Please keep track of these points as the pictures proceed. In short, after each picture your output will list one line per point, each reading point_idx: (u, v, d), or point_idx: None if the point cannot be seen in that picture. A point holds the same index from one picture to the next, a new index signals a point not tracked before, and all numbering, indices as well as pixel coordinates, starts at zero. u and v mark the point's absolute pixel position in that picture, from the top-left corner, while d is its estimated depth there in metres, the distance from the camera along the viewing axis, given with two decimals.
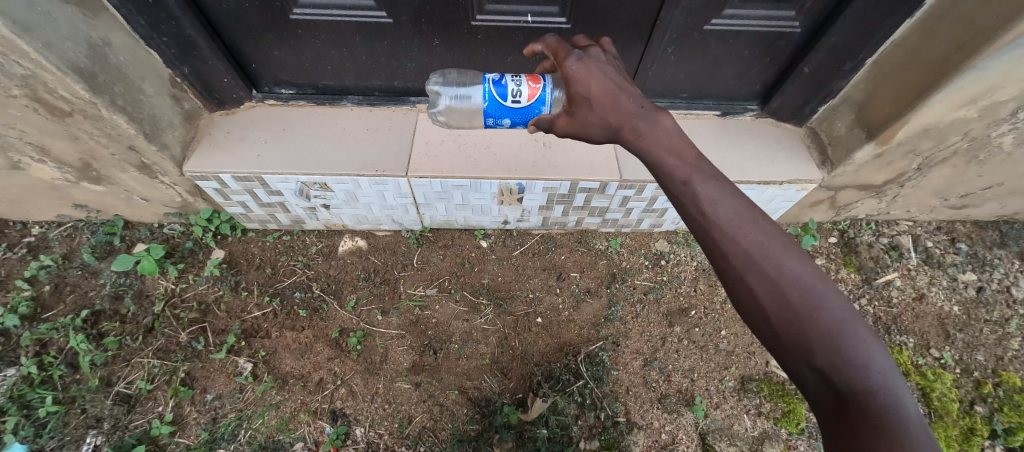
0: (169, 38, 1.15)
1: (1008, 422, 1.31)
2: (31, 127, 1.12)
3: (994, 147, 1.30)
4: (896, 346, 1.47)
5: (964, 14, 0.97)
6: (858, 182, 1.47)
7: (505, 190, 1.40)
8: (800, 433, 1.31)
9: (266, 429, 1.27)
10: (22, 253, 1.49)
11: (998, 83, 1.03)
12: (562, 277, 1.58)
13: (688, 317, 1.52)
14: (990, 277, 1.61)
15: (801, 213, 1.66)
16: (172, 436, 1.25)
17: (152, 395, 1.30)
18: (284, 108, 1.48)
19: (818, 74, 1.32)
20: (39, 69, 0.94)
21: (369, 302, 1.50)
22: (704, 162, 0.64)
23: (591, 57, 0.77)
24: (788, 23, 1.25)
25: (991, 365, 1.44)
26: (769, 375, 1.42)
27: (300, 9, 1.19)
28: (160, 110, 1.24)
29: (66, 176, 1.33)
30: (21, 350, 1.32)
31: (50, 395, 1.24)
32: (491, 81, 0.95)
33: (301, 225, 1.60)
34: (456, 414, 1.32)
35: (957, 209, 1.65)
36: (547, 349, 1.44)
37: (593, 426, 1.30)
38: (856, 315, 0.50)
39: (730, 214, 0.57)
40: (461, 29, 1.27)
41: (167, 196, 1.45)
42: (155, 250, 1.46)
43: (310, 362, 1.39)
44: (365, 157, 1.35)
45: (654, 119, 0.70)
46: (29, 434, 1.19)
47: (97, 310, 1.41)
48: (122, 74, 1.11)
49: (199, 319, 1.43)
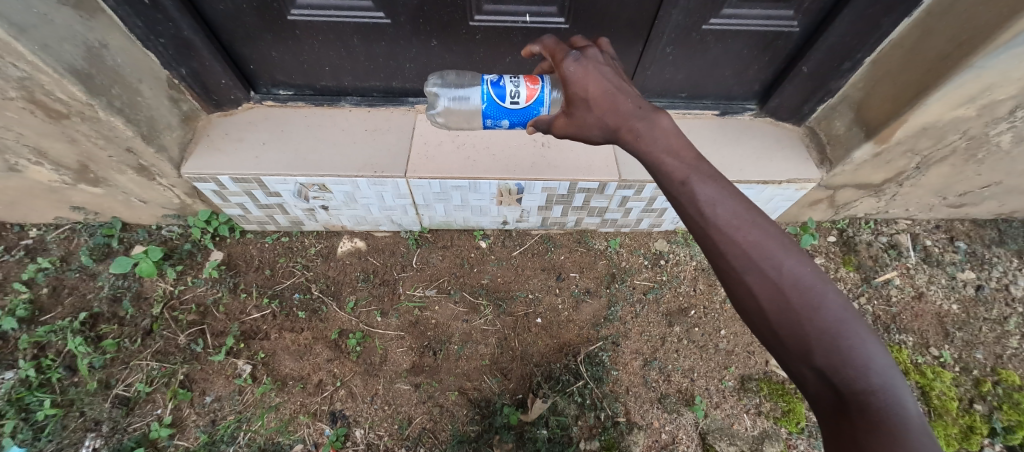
0: (166, 40, 1.15)
1: (1008, 420, 1.31)
2: (28, 129, 1.11)
3: (993, 146, 1.30)
4: (896, 345, 1.47)
5: (963, 13, 0.97)
6: (856, 182, 1.47)
7: (504, 190, 1.40)
8: (800, 432, 1.31)
9: (266, 431, 1.27)
10: (19, 255, 1.49)
11: (997, 82, 1.03)
12: (562, 277, 1.57)
13: (688, 316, 1.52)
14: (988, 275, 1.61)
15: (801, 212, 1.66)
16: (171, 438, 1.24)
17: (151, 397, 1.30)
18: (283, 109, 1.47)
19: (816, 73, 1.32)
20: (36, 71, 0.94)
21: (368, 304, 1.50)
22: (702, 162, 0.64)
23: (588, 58, 0.77)
24: (786, 22, 1.25)
25: (989, 364, 1.44)
26: (769, 375, 1.42)
27: (298, 10, 1.19)
28: (158, 111, 1.24)
29: (63, 178, 1.33)
30: (20, 353, 1.31)
31: (48, 398, 1.24)
32: (489, 82, 0.94)
33: (300, 226, 1.60)
34: (456, 415, 1.32)
35: (956, 208, 1.66)
36: (547, 349, 1.44)
37: (593, 427, 1.30)
38: (856, 314, 0.49)
39: (728, 214, 0.57)
40: (460, 29, 1.27)
41: (165, 198, 1.44)
42: (154, 252, 1.46)
43: (310, 363, 1.38)
44: (363, 158, 1.35)
45: (652, 119, 0.69)
46: (28, 437, 1.19)
47: (95, 312, 1.40)
48: (120, 76, 1.11)
49: (198, 321, 1.42)
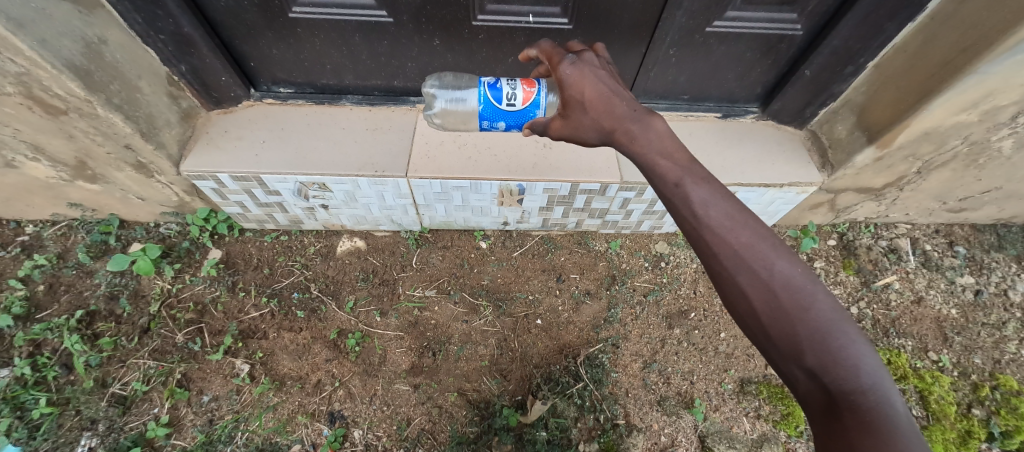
0: (166, 36, 1.14)
1: (1006, 425, 1.32)
2: (26, 126, 1.10)
3: (994, 151, 1.30)
4: (894, 349, 1.48)
5: (967, 17, 0.96)
6: (856, 186, 1.48)
7: (506, 191, 1.39)
8: (798, 435, 1.31)
9: (264, 432, 1.27)
10: (15, 252, 1.48)
11: (999, 88, 1.02)
12: (562, 279, 1.57)
13: (688, 319, 1.52)
14: (987, 280, 1.61)
15: (801, 215, 1.67)
16: (167, 438, 1.23)
17: (148, 396, 1.29)
18: (282, 108, 1.47)
19: (819, 77, 1.32)
20: (33, 66, 0.92)
21: (367, 304, 1.49)
22: (696, 164, 0.63)
23: (585, 62, 0.77)
24: (789, 25, 1.25)
25: (988, 368, 1.44)
26: (768, 378, 1.42)
27: (300, 8, 1.18)
28: (156, 108, 1.22)
29: (60, 175, 1.31)
30: (15, 351, 1.30)
31: (43, 396, 1.23)
32: (485, 83, 0.94)
33: (300, 225, 1.59)
34: (455, 416, 1.31)
35: (955, 213, 1.66)
36: (547, 351, 1.43)
37: (593, 429, 1.30)
38: (846, 315, 0.49)
39: (720, 215, 0.56)
40: (462, 29, 1.26)
41: (164, 196, 1.43)
42: (152, 250, 1.46)
43: (308, 363, 1.38)
44: (364, 157, 1.34)
45: (646, 122, 0.68)
46: (23, 436, 1.18)
47: (92, 310, 1.39)
48: (119, 72, 1.10)
49: (196, 319, 1.41)
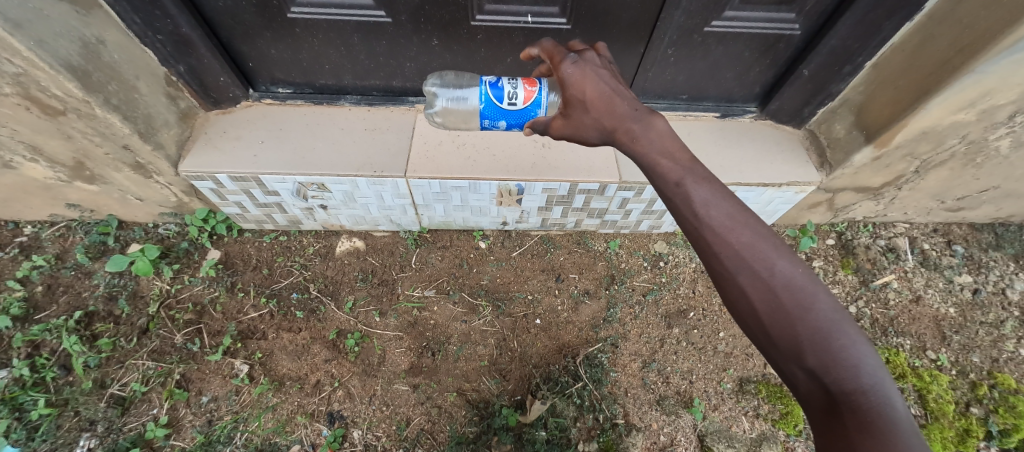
0: (164, 36, 1.14)
1: (1004, 423, 1.32)
2: (24, 126, 1.10)
3: (992, 151, 1.30)
4: (893, 348, 1.48)
5: (964, 17, 0.97)
6: (855, 185, 1.48)
7: (504, 191, 1.39)
8: (797, 434, 1.31)
9: (263, 432, 1.26)
10: (13, 252, 1.48)
11: (997, 87, 1.03)
12: (561, 278, 1.57)
13: (687, 318, 1.52)
14: (985, 279, 1.62)
15: (800, 215, 1.67)
16: (166, 438, 1.23)
17: (147, 397, 1.29)
18: (281, 108, 1.46)
19: (817, 76, 1.32)
20: (30, 66, 0.92)
21: (366, 304, 1.49)
22: (696, 164, 0.63)
23: (586, 61, 0.78)
24: (787, 25, 1.25)
25: (986, 367, 1.45)
26: (767, 377, 1.42)
27: (298, 8, 1.18)
28: (154, 109, 1.22)
29: (58, 175, 1.31)
30: (13, 352, 1.30)
31: (42, 397, 1.23)
32: (486, 82, 0.94)
33: (299, 225, 1.59)
34: (454, 416, 1.31)
35: (953, 212, 1.66)
36: (546, 351, 1.43)
37: (593, 428, 1.30)
38: (846, 316, 0.49)
39: (721, 215, 0.57)
40: (461, 29, 1.26)
41: (162, 196, 1.43)
42: (150, 251, 1.45)
43: (307, 363, 1.38)
44: (363, 157, 1.34)
45: (647, 122, 0.68)
46: (21, 437, 1.18)
47: (90, 310, 1.39)
48: (117, 73, 1.09)
49: (195, 320, 1.41)
